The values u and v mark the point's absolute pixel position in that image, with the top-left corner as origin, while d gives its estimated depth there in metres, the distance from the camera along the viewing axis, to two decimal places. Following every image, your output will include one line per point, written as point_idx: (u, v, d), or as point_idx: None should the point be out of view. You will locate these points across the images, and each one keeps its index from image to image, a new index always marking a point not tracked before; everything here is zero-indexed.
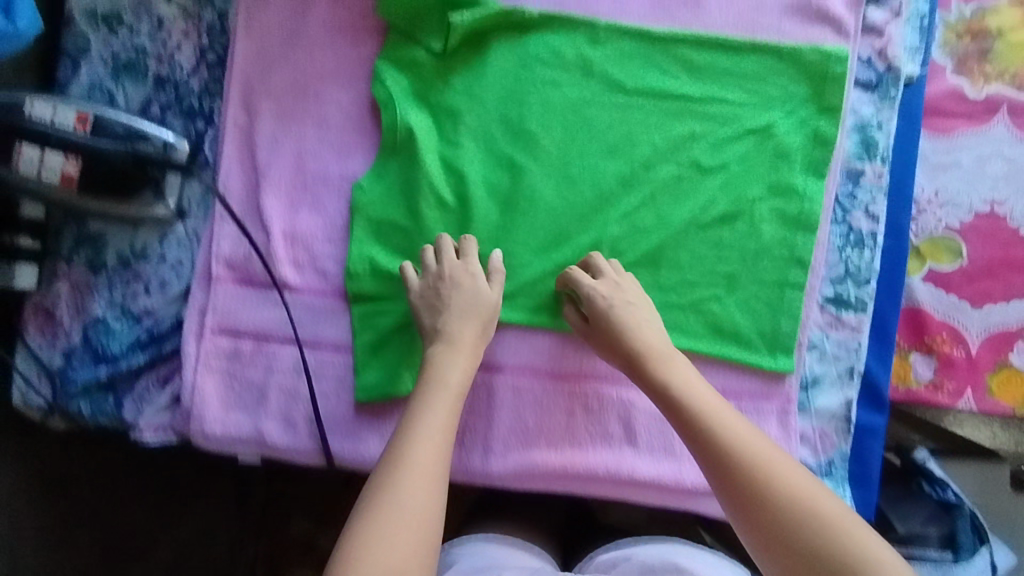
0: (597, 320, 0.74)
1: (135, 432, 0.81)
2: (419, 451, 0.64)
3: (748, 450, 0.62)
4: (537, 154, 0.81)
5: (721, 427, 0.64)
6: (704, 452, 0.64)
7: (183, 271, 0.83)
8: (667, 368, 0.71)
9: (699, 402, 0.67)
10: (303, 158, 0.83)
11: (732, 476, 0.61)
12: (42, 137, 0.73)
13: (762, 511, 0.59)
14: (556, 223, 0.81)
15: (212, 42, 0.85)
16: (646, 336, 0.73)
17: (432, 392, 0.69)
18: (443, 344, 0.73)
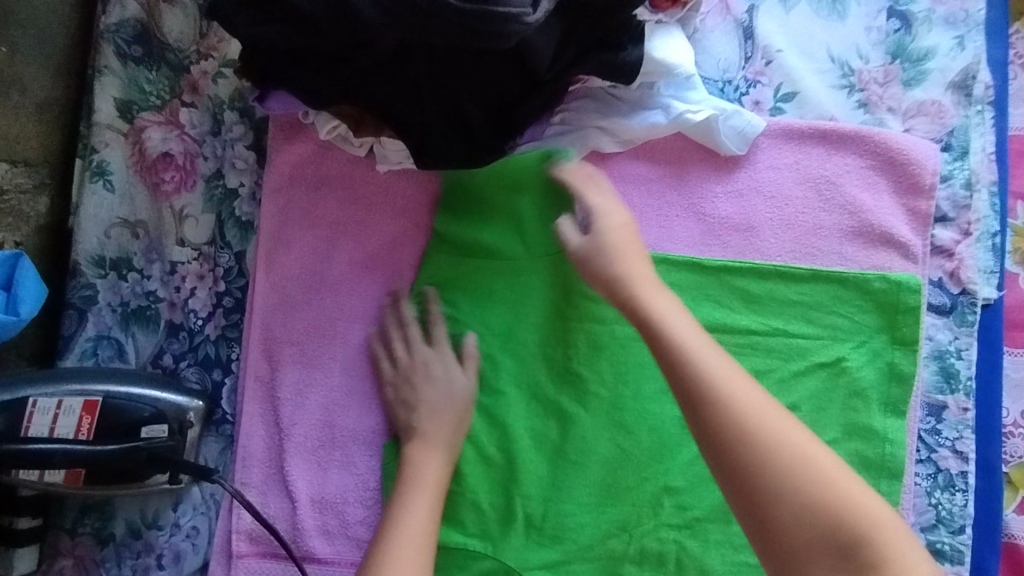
0: (591, 260, 0.67)
1: None
2: (396, 562, 0.61)
3: (753, 416, 0.56)
4: (588, 398, 0.74)
5: (707, 372, 0.59)
6: (683, 378, 0.59)
7: (200, 540, 0.75)
8: (654, 297, 0.65)
9: (700, 361, 0.59)
10: (330, 411, 0.75)
11: (727, 429, 0.56)
12: (42, 460, 0.64)
13: (760, 476, 0.54)
14: (612, 476, 0.73)
15: (228, 286, 0.78)
16: (681, 326, 0.62)
17: (414, 488, 0.67)
18: (420, 442, 0.70)
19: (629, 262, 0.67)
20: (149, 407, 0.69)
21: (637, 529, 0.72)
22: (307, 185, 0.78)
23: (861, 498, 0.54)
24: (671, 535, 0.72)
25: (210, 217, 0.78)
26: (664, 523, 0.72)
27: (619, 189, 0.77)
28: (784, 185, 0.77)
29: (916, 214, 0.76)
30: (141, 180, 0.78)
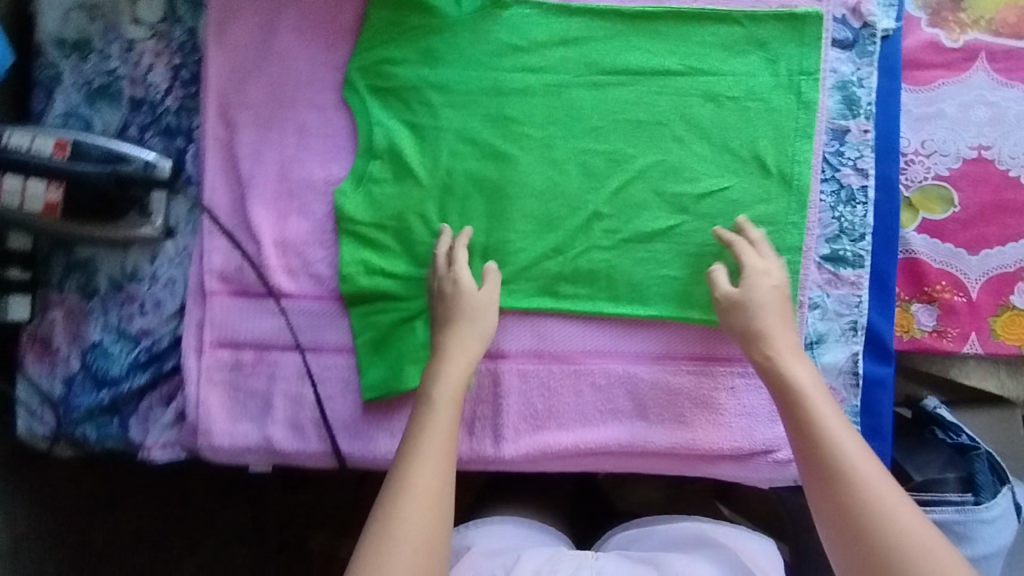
0: (733, 308, 0.73)
1: (143, 452, 0.80)
2: (417, 468, 0.65)
3: (826, 420, 0.65)
4: (522, 139, 0.81)
5: (823, 412, 0.66)
6: (800, 406, 0.67)
7: (177, 288, 0.82)
8: (772, 314, 0.72)
9: (841, 441, 0.64)
10: (286, 166, 0.81)
11: (821, 455, 0.64)
12: (24, 166, 0.76)
13: (857, 499, 0.61)
14: (546, 208, 0.80)
15: (184, 60, 0.83)
16: (808, 379, 0.68)
17: (430, 400, 0.69)
18: (438, 358, 0.72)
19: (765, 284, 0.73)
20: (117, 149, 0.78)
21: (570, 252, 0.80)
22: None
23: (875, 472, 0.62)
24: (601, 255, 0.80)
25: None
26: (595, 245, 0.80)
27: None
28: None
29: None
30: None
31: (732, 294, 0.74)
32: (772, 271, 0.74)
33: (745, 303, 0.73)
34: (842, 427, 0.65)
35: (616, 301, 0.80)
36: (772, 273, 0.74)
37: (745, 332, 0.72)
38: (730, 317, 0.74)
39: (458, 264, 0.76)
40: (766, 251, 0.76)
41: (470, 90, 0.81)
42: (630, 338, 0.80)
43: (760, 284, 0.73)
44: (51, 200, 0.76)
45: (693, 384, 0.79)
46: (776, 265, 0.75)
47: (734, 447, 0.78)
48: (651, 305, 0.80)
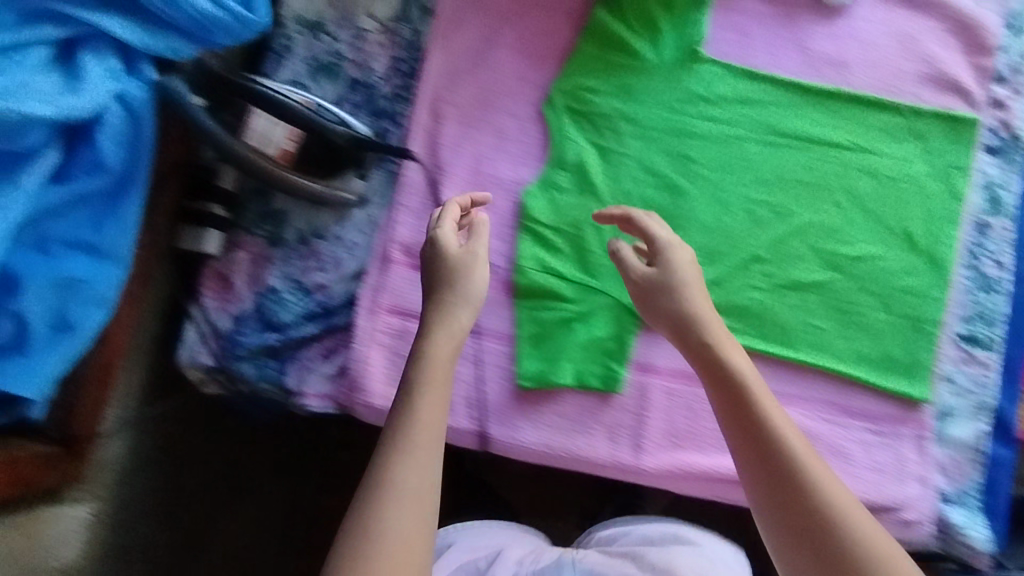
0: (652, 288, 0.72)
1: (299, 399, 0.83)
2: (402, 468, 0.58)
3: (772, 414, 0.64)
4: (698, 179, 0.88)
5: (772, 408, 0.64)
6: (742, 396, 0.65)
7: (358, 252, 0.87)
8: (692, 295, 0.71)
9: (788, 437, 0.62)
10: (481, 162, 0.89)
11: (763, 449, 0.62)
12: (280, 109, 0.81)
13: (801, 493, 0.60)
14: (711, 242, 0.87)
15: (405, 54, 0.92)
16: (756, 376, 0.66)
17: (424, 395, 0.62)
18: (433, 344, 0.65)
19: (680, 260, 0.72)
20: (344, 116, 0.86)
21: (728, 286, 0.86)
22: None
23: (813, 465, 0.61)
24: (756, 294, 0.86)
25: None
26: (750, 284, 0.86)
27: (738, 21, 0.92)
28: (876, 35, 0.92)
29: (980, 69, 0.92)
30: None
31: (649, 275, 0.73)
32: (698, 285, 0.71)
33: (658, 286, 0.72)
34: (789, 422, 0.64)
35: (763, 340, 0.85)
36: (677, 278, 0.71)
37: (671, 317, 0.71)
38: (664, 297, 0.71)
39: (445, 224, 0.72)
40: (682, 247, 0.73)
41: (659, 127, 0.89)
42: (774, 377, 0.84)
43: (682, 269, 0.72)
44: (286, 148, 0.83)
45: (828, 432, 0.83)
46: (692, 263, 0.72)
47: (864, 499, 0.81)
48: (797, 350, 0.84)
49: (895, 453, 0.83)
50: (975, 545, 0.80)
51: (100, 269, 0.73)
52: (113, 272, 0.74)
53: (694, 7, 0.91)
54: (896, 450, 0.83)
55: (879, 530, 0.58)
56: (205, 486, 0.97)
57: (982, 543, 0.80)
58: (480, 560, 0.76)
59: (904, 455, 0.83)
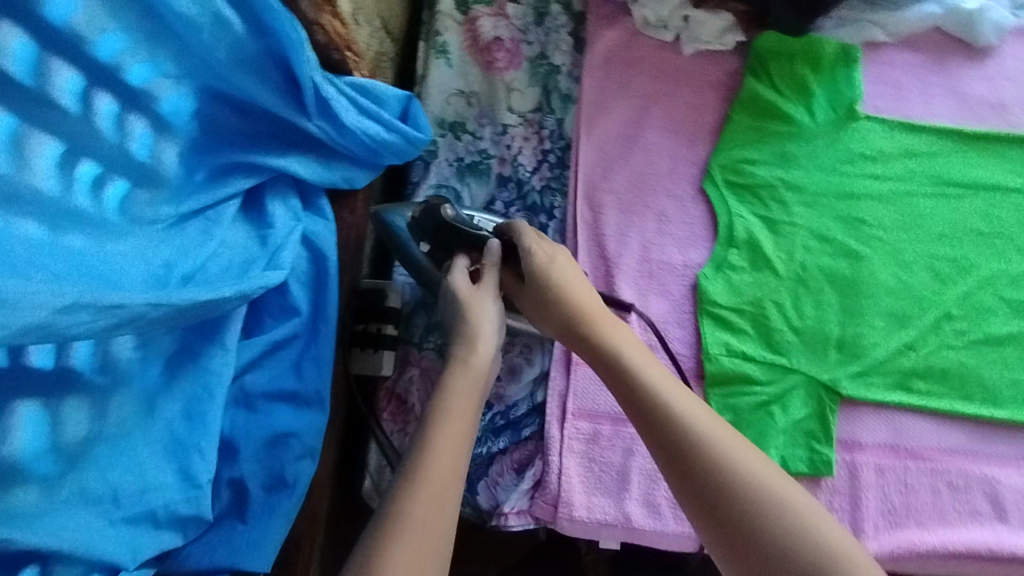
0: (544, 291, 0.69)
1: (499, 518, 0.79)
2: (430, 470, 0.56)
3: (666, 391, 0.59)
4: (874, 241, 0.85)
5: (661, 384, 0.60)
6: (632, 380, 0.61)
7: (533, 356, 0.85)
8: (574, 291, 0.68)
9: (678, 406, 0.58)
10: (647, 248, 0.86)
11: (662, 427, 0.57)
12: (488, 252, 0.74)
13: (707, 468, 0.54)
14: (898, 305, 0.83)
15: (551, 145, 0.91)
16: (640, 355, 0.63)
17: (441, 400, 0.61)
18: (461, 365, 0.64)
19: (561, 265, 0.71)
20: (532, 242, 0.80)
21: (923, 349, 0.82)
22: (622, 64, 0.92)
23: (721, 436, 0.56)
24: (955, 355, 0.82)
25: (536, 89, 0.92)
26: (946, 344, 0.82)
27: (889, 73, 0.91)
28: None
29: None
30: (475, 60, 0.93)
31: (533, 284, 0.70)
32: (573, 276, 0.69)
33: (546, 295, 0.69)
34: (682, 394, 0.59)
35: (969, 402, 0.81)
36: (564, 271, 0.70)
37: (563, 315, 0.68)
38: (554, 299, 0.69)
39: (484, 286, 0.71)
40: (539, 242, 0.72)
41: (824, 190, 0.86)
42: (986, 440, 0.81)
43: (555, 270, 0.70)
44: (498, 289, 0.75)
45: None
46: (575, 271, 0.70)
47: None
48: (1005, 408, 0.81)
49: None
50: None
51: (305, 417, 0.70)
52: (317, 419, 0.71)
53: (841, 65, 0.90)
54: None
55: (780, 477, 0.53)
56: None
57: None
58: None
59: None
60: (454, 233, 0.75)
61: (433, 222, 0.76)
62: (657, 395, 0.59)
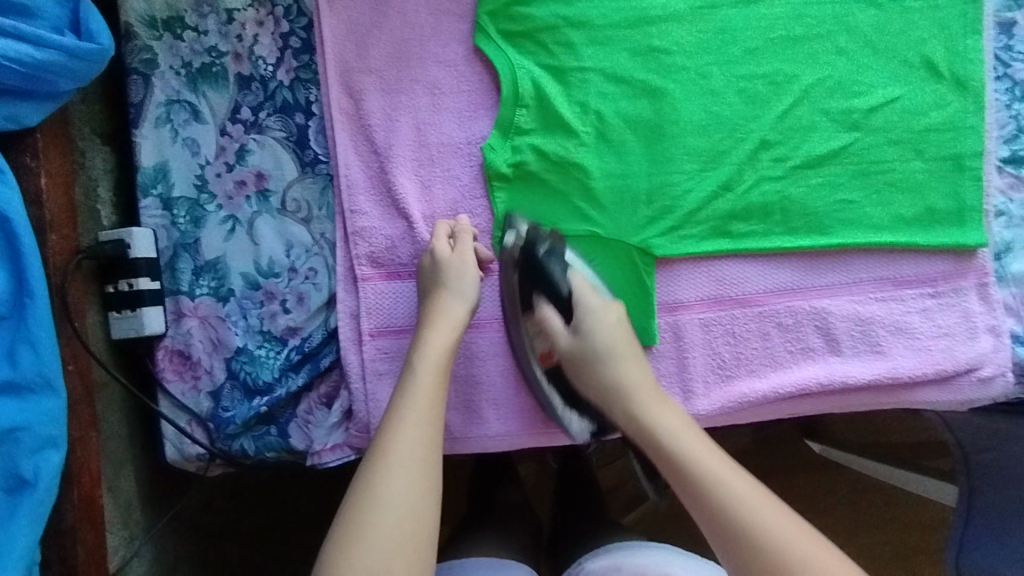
0: (579, 358, 0.70)
1: (313, 457, 0.74)
2: (396, 446, 0.59)
3: (670, 434, 0.63)
4: (675, 71, 0.75)
5: (659, 419, 0.64)
6: (638, 423, 0.65)
7: (320, 279, 0.76)
8: (631, 381, 0.67)
9: (682, 447, 0.62)
10: (422, 130, 0.75)
11: (725, 531, 0.58)
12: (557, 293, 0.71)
13: (711, 504, 0.59)
14: (709, 141, 0.74)
15: (291, 25, 0.76)
16: (645, 394, 0.66)
17: (426, 343, 0.65)
18: (429, 322, 0.67)
19: (592, 307, 0.70)
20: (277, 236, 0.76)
21: (740, 187, 0.74)
22: None
23: (723, 477, 0.60)
24: (773, 186, 0.74)
25: None
26: (764, 176, 0.75)
27: None
28: None
29: None
30: None
31: (573, 343, 0.70)
32: (613, 333, 0.69)
33: (584, 356, 0.69)
34: (688, 437, 0.63)
35: (794, 235, 0.75)
36: (607, 328, 0.69)
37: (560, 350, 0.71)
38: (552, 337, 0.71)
39: (464, 242, 0.70)
40: (590, 294, 0.71)
41: (613, 21, 0.75)
42: (814, 272, 0.75)
43: (596, 323, 0.70)
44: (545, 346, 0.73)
45: (884, 312, 0.75)
46: (614, 327, 0.69)
47: (937, 372, 0.74)
48: (833, 234, 0.74)
49: (960, 311, 0.75)
50: None
51: (35, 407, 0.61)
52: (52, 405, 0.62)
53: None
54: (960, 308, 0.75)
55: (765, 505, 0.58)
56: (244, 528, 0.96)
57: None
58: None
59: (970, 310, 0.75)
60: (538, 273, 0.71)
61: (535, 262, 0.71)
62: (719, 497, 0.59)
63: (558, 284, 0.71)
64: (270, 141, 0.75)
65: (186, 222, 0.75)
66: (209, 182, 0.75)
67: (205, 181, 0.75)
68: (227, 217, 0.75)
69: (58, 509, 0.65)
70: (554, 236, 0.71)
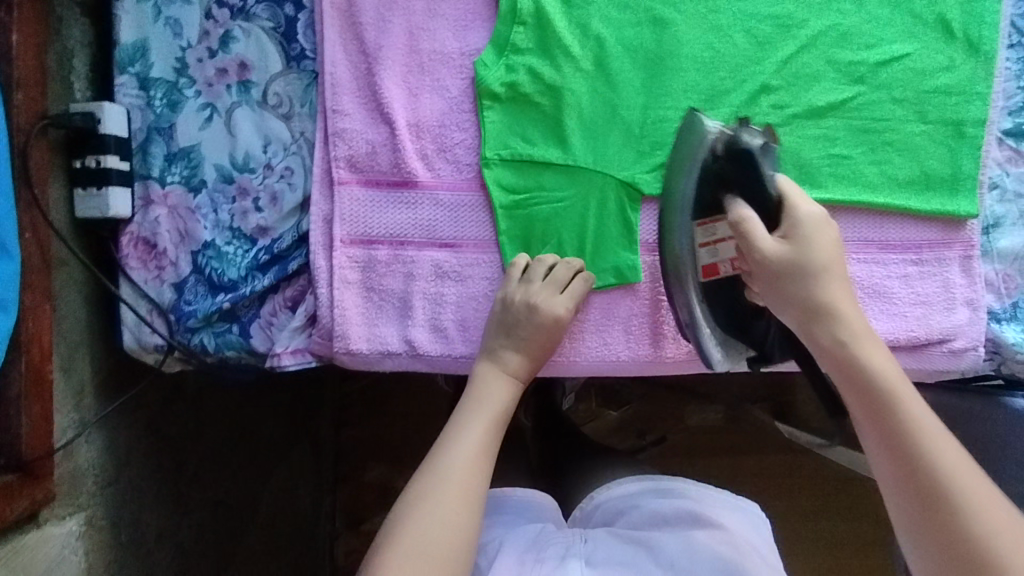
0: (796, 260, 0.60)
1: (272, 359, 0.72)
2: (454, 468, 0.62)
3: (886, 371, 0.58)
4: (680, 2, 0.72)
5: (881, 358, 0.58)
6: (854, 356, 0.58)
7: (296, 180, 0.73)
8: (843, 312, 0.60)
9: (901, 389, 0.57)
10: (415, 35, 0.72)
11: (902, 441, 0.56)
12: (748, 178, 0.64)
13: (921, 450, 0.55)
14: (708, 79, 0.72)
15: None
16: (860, 327, 0.60)
17: (491, 379, 0.69)
18: (492, 361, 0.69)
19: (821, 223, 0.62)
20: (267, 129, 0.73)
21: (735, 129, 0.72)
22: None
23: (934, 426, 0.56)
24: (768, 133, 0.72)
25: None
26: (761, 121, 0.72)
27: None
28: None
29: None
30: None
31: (777, 240, 0.62)
32: (812, 230, 0.62)
33: (767, 251, 0.61)
34: (900, 377, 0.58)
35: None
36: (806, 232, 0.61)
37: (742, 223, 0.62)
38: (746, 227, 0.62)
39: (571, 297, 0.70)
40: (797, 191, 0.64)
41: None
42: None
43: (811, 226, 0.62)
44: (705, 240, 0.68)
45: (863, 273, 0.74)
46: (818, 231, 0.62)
47: (909, 339, 0.73)
48: (823, 188, 0.73)
49: (940, 280, 0.74)
50: None
51: None
52: (3, 265, 0.60)
53: None
54: (941, 278, 0.74)
55: (968, 465, 0.55)
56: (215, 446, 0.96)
57: None
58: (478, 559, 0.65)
59: (950, 281, 0.74)
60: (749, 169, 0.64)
61: (738, 159, 0.64)
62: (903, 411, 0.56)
63: (766, 188, 0.63)
64: (257, 30, 0.73)
65: (162, 105, 0.73)
66: (190, 66, 0.73)
67: (185, 64, 0.73)
68: (206, 104, 0.73)
69: (4, 376, 0.64)
70: (768, 136, 0.65)
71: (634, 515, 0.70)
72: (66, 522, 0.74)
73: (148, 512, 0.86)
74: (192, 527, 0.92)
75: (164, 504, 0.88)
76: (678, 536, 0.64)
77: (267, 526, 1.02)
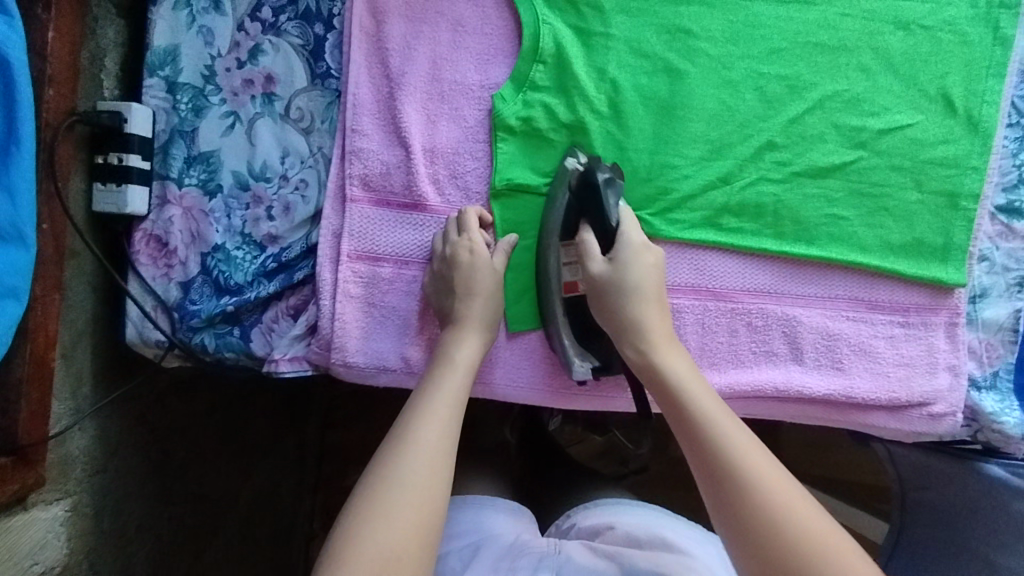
0: (627, 320, 0.67)
1: (269, 365, 0.74)
2: (426, 424, 0.61)
3: (725, 437, 0.58)
4: (696, 55, 0.75)
5: (720, 427, 0.59)
6: (696, 426, 0.60)
7: (309, 192, 0.75)
8: (691, 384, 0.62)
9: (737, 453, 0.57)
10: (438, 65, 0.75)
11: (733, 500, 0.55)
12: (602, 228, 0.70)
13: (767, 525, 0.53)
14: (716, 132, 0.75)
15: None
16: (706, 398, 0.61)
17: (463, 335, 0.68)
18: (454, 326, 0.69)
19: (639, 281, 0.67)
20: (285, 141, 0.75)
21: (738, 182, 0.75)
22: None
23: (775, 493, 0.55)
24: (770, 188, 0.75)
25: None
26: (764, 177, 0.75)
27: None
28: None
29: None
30: None
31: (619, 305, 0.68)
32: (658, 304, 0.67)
33: (621, 316, 0.67)
34: (745, 440, 0.58)
35: (780, 239, 0.75)
36: (651, 305, 0.67)
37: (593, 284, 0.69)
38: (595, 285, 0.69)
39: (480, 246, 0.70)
40: (635, 232, 0.70)
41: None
42: (793, 279, 0.76)
43: (631, 278, 0.67)
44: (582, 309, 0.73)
45: (851, 331, 0.76)
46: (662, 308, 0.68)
47: (892, 399, 0.75)
48: (818, 246, 0.75)
49: (925, 344, 0.76)
50: (1006, 430, 0.74)
51: (2, 254, 0.62)
52: (18, 254, 0.62)
53: None
54: (926, 342, 0.76)
55: (822, 532, 0.53)
56: (202, 440, 0.97)
57: (1016, 427, 0.73)
58: (456, 562, 0.67)
59: (935, 346, 0.76)
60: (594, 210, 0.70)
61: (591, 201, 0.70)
62: (741, 481, 0.55)
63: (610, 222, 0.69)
64: (286, 45, 0.76)
65: (187, 110, 0.75)
66: (218, 74, 0.75)
67: (214, 72, 0.75)
68: (229, 112, 0.75)
69: (8, 361, 0.66)
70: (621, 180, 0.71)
71: (610, 535, 0.71)
72: (53, 507, 0.75)
73: (123, 506, 0.85)
74: (172, 521, 0.92)
75: (145, 497, 0.88)
76: (650, 559, 0.66)
77: (246, 524, 1.02)
